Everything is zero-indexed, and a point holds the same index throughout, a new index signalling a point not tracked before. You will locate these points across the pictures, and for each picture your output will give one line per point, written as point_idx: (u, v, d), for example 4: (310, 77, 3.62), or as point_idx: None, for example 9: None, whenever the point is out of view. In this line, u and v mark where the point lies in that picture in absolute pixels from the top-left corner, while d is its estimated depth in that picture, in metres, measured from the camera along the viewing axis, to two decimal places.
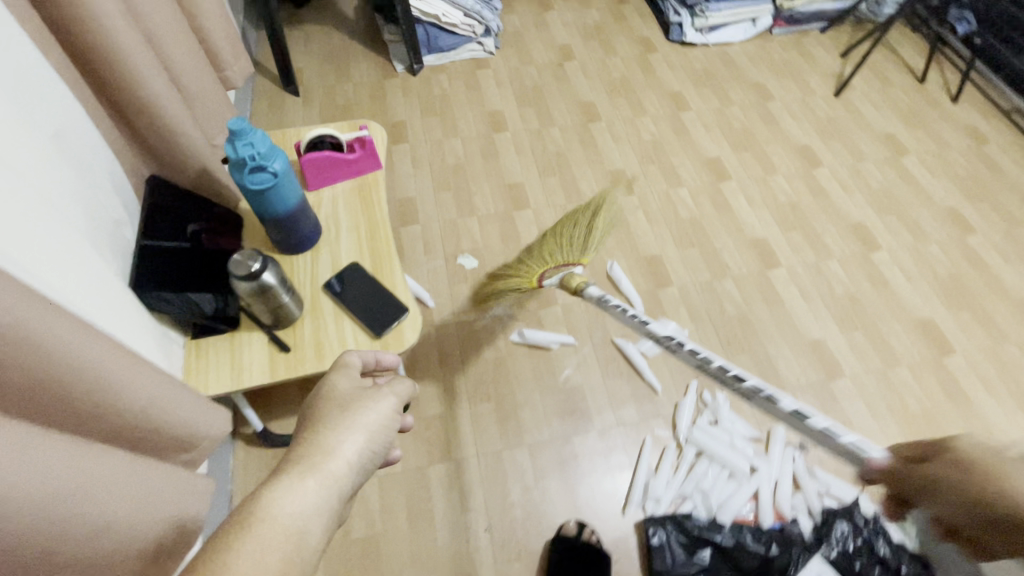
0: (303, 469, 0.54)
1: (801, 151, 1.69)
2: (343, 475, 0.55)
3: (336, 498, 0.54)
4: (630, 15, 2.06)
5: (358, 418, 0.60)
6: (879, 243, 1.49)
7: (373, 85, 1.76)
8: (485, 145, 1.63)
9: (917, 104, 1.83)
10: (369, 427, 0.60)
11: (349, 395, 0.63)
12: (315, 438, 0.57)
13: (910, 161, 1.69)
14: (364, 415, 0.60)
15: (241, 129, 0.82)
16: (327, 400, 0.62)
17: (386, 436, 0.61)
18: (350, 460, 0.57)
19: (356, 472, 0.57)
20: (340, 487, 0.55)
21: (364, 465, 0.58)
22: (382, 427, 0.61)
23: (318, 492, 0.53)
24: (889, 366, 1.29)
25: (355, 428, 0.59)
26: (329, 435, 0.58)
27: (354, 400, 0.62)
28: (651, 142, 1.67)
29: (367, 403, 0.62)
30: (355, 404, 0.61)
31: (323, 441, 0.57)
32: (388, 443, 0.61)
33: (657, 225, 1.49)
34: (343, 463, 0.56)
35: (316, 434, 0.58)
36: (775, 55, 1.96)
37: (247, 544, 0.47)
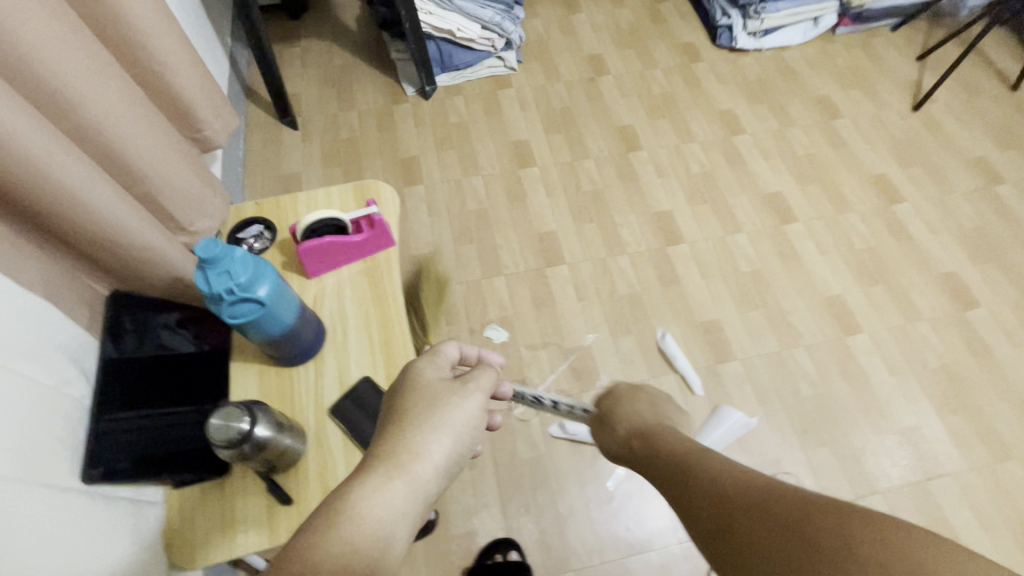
0: (390, 468, 0.51)
1: (877, 181, 1.46)
2: (429, 478, 0.52)
3: (423, 502, 0.51)
4: (670, 15, 1.81)
5: (445, 417, 0.56)
6: (976, 299, 1.28)
7: (381, 113, 1.54)
8: (511, 185, 1.42)
9: (1011, 118, 1.58)
10: (457, 429, 0.55)
11: (434, 388, 0.58)
12: (403, 436, 0.54)
13: (1006, 190, 1.45)
14: (451, 415, 0.56)
15: (215, 256, 0.64)
16: (412, 391, 0.58)
17: (473, 437, 0.57)
18: (437, 465, 0.53)
19: (442, 476, 0.54)
20: (427, 491, 0.52)
21: (450, 467, 0.55)
22: (470, 430, 0.56)
23: (405, 495, 0.50)
24: (997, 459, 1.09)
25: (442, 429, 0.55)
26: (417, 433, 0.54)
27: (440, 395, 0.57)
28: (702, 175, 1.45)
29: (454, 401, 0.57)
30: (441, 400, 0.56)
31: (411, 440, 0.53)
32: (473, 442, 0.57)
33: (714, 281, 1.29)
34: (430, 467, 0.53)
35: (402, 431, 0.54)
36: (840, 61, 1.70)
37: (337, 544, 0.45)
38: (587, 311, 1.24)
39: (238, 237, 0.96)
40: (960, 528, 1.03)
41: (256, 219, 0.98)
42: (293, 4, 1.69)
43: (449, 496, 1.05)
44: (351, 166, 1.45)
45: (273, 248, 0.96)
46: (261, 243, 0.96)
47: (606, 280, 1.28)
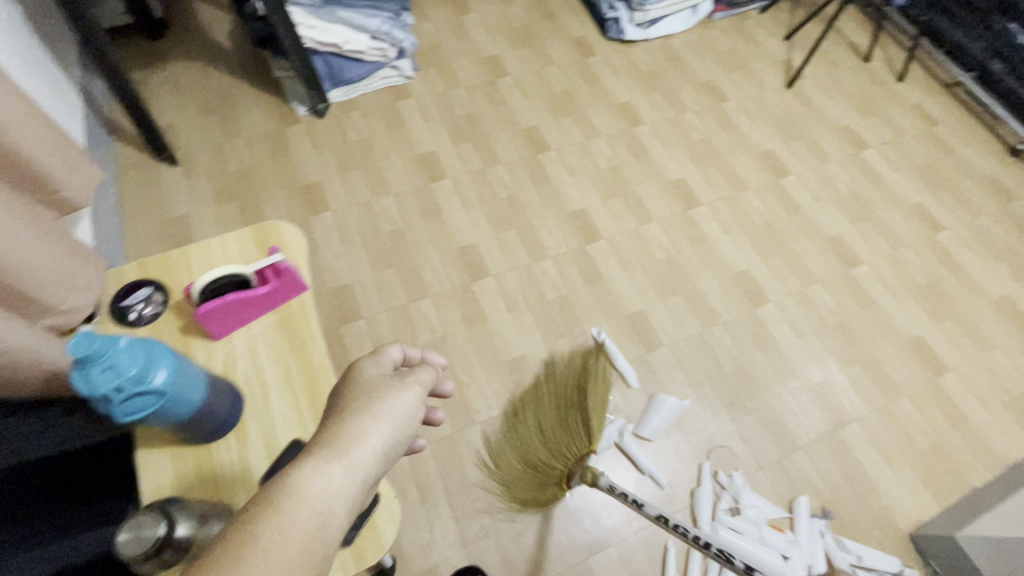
0: (325, 456, 0.46)
1: (765, 158, 1.57)
2: (367, 465, 0.47)
3: (360, 492, 0.46)
4: (559, 9, 1.82)
5: (385, 405, 0.51)
6: (858, 257, 1.42)
7: (273, 138, 1.44)
8: (424, 202, 1.38)
9: (867, 88, 1.77)
10: (398, 416, 0.50)
11: (374, 378, 0.53)
12: (340, 423, 0.49)
13: (870, 154, 1.62)
14: (392, 402, 0.51)
15: (95, 353, 0.56)
16: (353, 384, 0.53)
17: (416, 427, 0.52)
18: (377, 452, 0.48)
19: (381, 465, 0.48)
20: (365, 480, 0.47)
21: (389, 458, 0.49)
22: (412, 418, 0.51)
23: (341, 482, 0.45)
24: (890, 399, 1.23)
25: (381, 416, 0.50)
26: (354, 420, 0.49)
27: (379, 385, 0.52)
28: (611, 169, 1.49)
29: (395, 389, 0.52)
30: (383, 387, 0.52)
31: (348, 426, 0.48)
32: (416, 432, 0.52)
33: (634, 273, 1.33)
34: (370, 451, 0.47)
35: (338, 419, 0.49)
36: (720, 45, 1.80)
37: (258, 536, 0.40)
38: (518, 321, 1.24)
39: (123, 304, 0.85)
40: (869, 468, 1.15)
41: (141, 282, 0.87)
42: (152, 24, 1.52)
43: (403, 537, 1.02)
44: (247, 200, 1.34)
45: (168, 312, 0.86)
46: (151, 309, 0.86)
47: (532, 287, 1.29)
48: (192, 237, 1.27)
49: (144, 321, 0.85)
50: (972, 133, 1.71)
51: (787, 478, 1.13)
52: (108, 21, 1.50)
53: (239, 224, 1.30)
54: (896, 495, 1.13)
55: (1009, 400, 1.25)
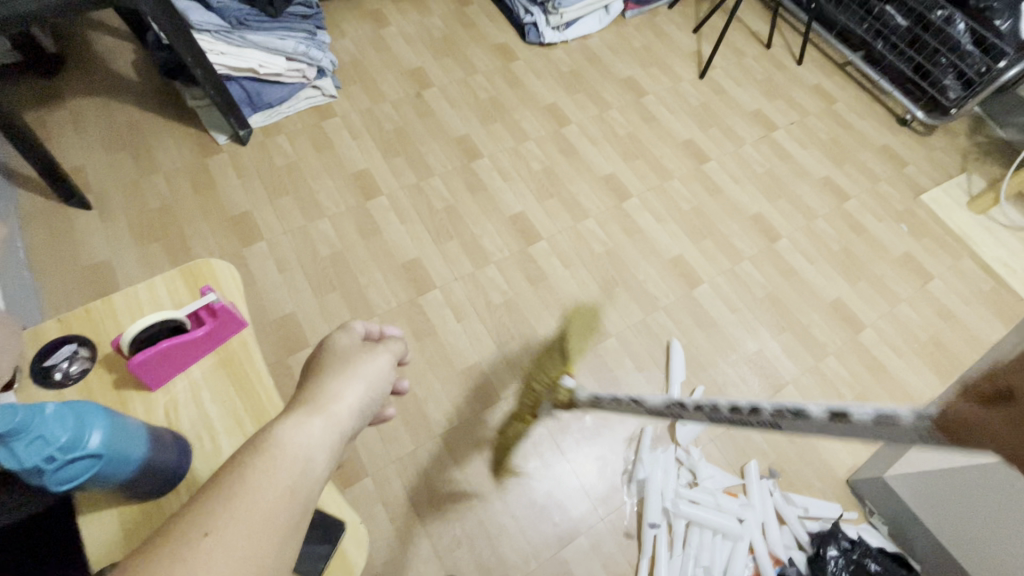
0: (308, 408, 0.50)
1: (686, 146, 1.66)
2: (346, 417, 0.52)
3: (341, 440, 0.50)
4: (477, 17, 1.85)
5: (359, 368, 0.57)
6: (778, 231, 1.53)
7: (193, 170, 1.38)
8: (362, 221, 1.36)
9: (771, 73, 1.90)
10: (372, 378, 0.57)
11: (348, 349, 0.60)
12: (320, 384, 0.54)
13: (780, 135, 1.74)
14: (363, 366, 0.57)
15: (20, 426, 0.52)
16: (328, 355, 0.59)
17: (386, 392, 0.58)
18: (353, 407, 0.53)
19: (358, 420, 0.53)
20: (344, 430, 0.51)
21: (364, 413, 0.54)
22: (382, 380, 0.58)
23: (324, 429, 0.49)
24: (818, 359, 1.34)
25: (356, 377, 0.56)
26: (333, 380, 0.54)
27: (352, 352, 0.59)
28: (544, 170, 1.53)
29: (367, 356, 0.59)
30: (354, 354, 0.58)
31: (328, 386, 0.54)
32: (385, 396, 0.58)
33: (576, 269, 1.38)
34: (347, 406, 0.52)
35: (317, 380, 0.54)
36: (634, 42, 1.88)
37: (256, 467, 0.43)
38: (469, 329, 1.26)
39: (45, 364, 0.81)
40: None
41: (63, 339, 0.83)
42: (43, 60, 1.42)
43: (375, 561, 1.01)
44: (173, 238, 1.28)
45: (98, 367, 0.83)
46: (78, 365, 0.82)
47: (479, 294, 1.31)
48: (115, 284, 1.21)
49: (72, 380, 0.81)
50: (865, 107, 1.88)
51: (736, 446, 1.21)
52: None
53: (167, 264, 1.25)
54: (832, 447, 1.23)
55: (918, 346, 1.39)
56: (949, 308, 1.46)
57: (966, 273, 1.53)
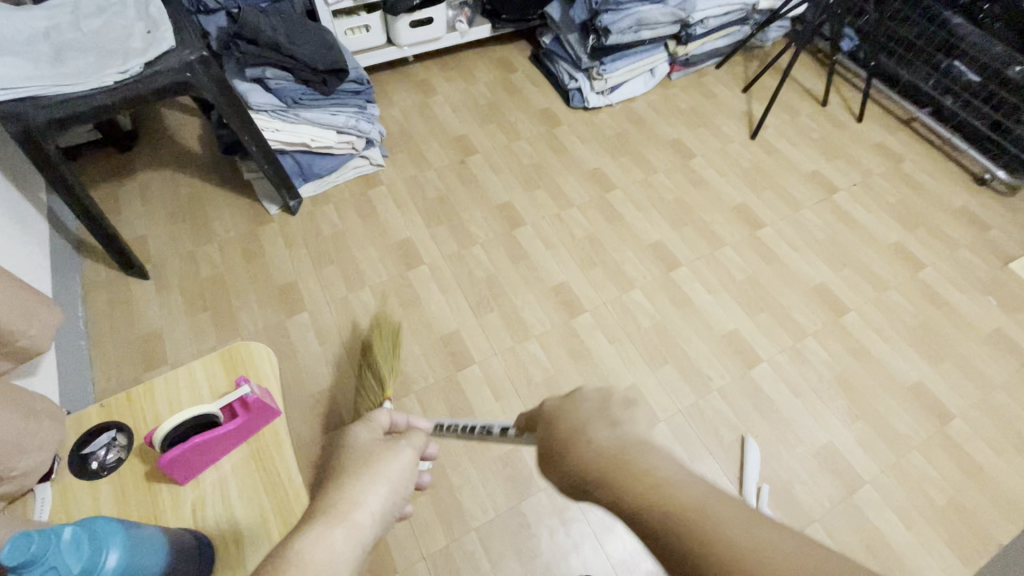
0: (332, 517, 0.58)
1: (739, 211, 1.58)
2: (367, 523, 0.59)
3: (361, 547, 0.57)
4: (523, 84, 1.87)
5: (381, 471, 0.65)
6: (846, 304, 1.41)
7: (245, 241, 1.42)
8: (403, 291, 1.35)
9: (828, 132, 1.82)
10: (392, 481, 0.65)
11: (369, 451, 0.68)
12: (348, 487, 0.62)
13: (842, 198, 1.64)
14: (386, 469, 0.66)
15: (34, 557, 0.48)
16: (352, 458, 0.69)
17: (404, 493, 0.66)
18: (374, 513, 0.60)
19: (378, 525, 0.61)
20: (366, 538, 0.58)
21: (384, 517, 0.62)
22: (401, 482, 0.66)
23: (348, 537, 0.57)
24: (901, 454, 1.18)
25: (379, 480, 0.64)
26: (355, 488, 0.62)
27: (377, 455, 0.68)
28: (588, 239, 1.48)
29: (390, 457, 0.68)
30: (378, 458, 0.67)
31: (354, 491, 0.62)
32: (403, 497, 0.66)
33: (621, 345, 1.30)
34: (367, 512, 0.60)
35: (345, 483, 0.63)
36: (680, 103, 1.86)
37: None
38: (507, 409, 1.20)
39: (84, 452, 0.81)
40: (889, 534, 1.09)
41: (105, 425, 0.84)
42: (118, 138, 1.53)
43: None
44: (220, 308, 1.31)
45: (132, 458, 0.82)
46: (114, 453, 0.82)
47: (518, 371, 1.25)
48: (164, 356, 1.23)
49: (107, 470, 0.81)
50: (939, 166, 1.75)
51: None
52: (75, 141, 1.51)
53: (212, 336, 1.27)
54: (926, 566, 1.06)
55: (1020, 444, 1.21)
56: None
57: None
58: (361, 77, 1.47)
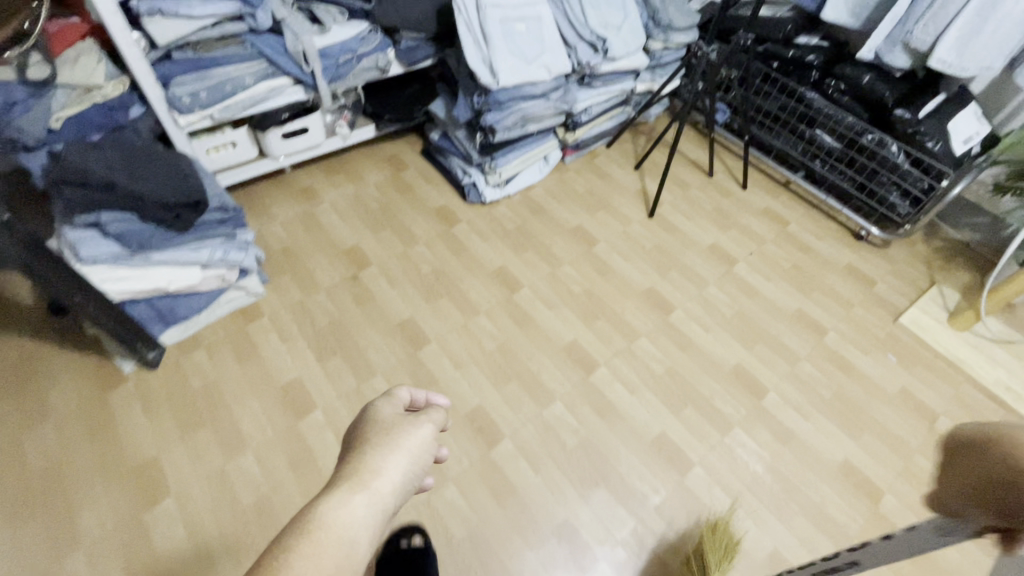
0: (354, 483, 0.54)
1: (648, 296, 1.56)
2: (388, 494, 0.55)
3: (383, 517, 0.53)
4: (415, 181, 1.79)
5: (401, 441, 0.59)
6: (762, 384, 1.40)
7: (89, 413, 1.18)
8: (293, 447, 1.17)
9: (717, 202, 1.88)
10: (414, 454, 0.59)
11: (391, 419, 0.62)
12: (364, 457, 0.57)
13: (741, 269, 1.67)
14: (405, 440, 0.59)
15: None
16: (371, 425, 0.61)
17: (425, 465, 0.60)
18: (394, 484, 0.55)
19: (401, 495, 0.56)
20: (387, 508, 0.54)
21: (405, 488, 0.57)
22: (421, 454, 0.59)
23: (368, 505, 0.52)
24: (841, 547, 1.15)
25: (398, 451, 0.58)
26: (375, 456, 0.57)
27: (396, 426, 0.61)
28: (500, 349, 1.39)
29: (410, 429, 0.61)
30: (399, 428, 0.60)
31: (371, 461, 0.56)
32: (425, 472, 0.60)
33: (547, 471, 1.19)
34: (389, 482, 0.55)
35: (363, 452, 0.57)
36: (577, 187, 1.86)
37: (306, 546, 0.48)
38: None
39: None
40: None
41: None
42: None
43: None
44: (55, 511, 1.05)
45: None
46: None
47: (438, 526, 1.10)
48: None
49: None
50: (821, 226, 1.85)
51: None
52: None
53: (44, 552, 1.01)
54: None
55: None
56: None
57: (969, 403, 1.42)
58: (222, 202, 1.31)
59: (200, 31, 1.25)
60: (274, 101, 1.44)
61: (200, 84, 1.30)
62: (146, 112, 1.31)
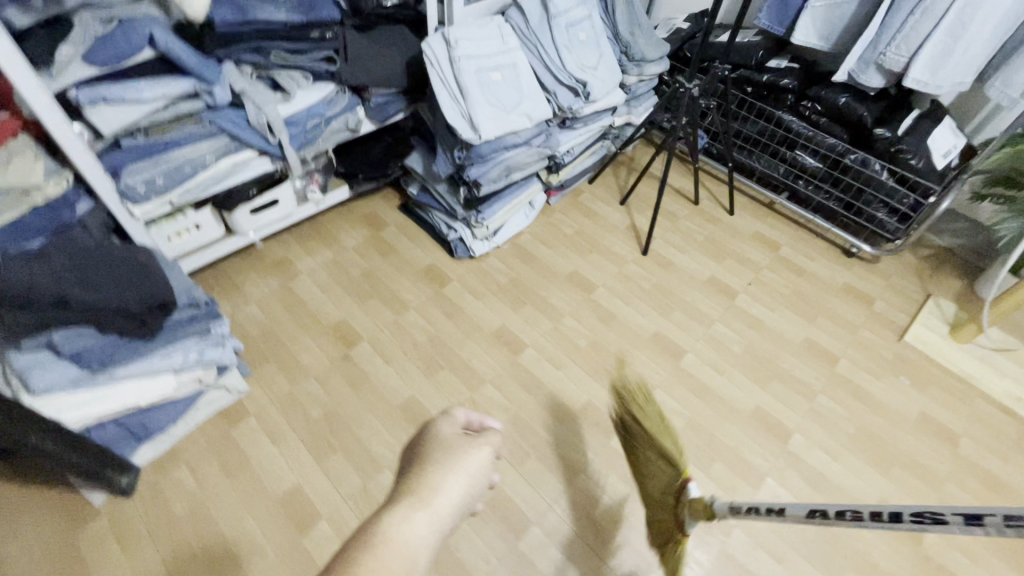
0: (416, 499, 0.59)
1: (656, 342, 1.51)
2: (447, 513, 0.59)
3: (441, 531, 0.58)
4: (397, 240, 1.69)
5: (460, 462, 0.64)
6: (785, 425, 1.36)
7: (57, 562, 1.03)
8: (302, 569, 1.05)
9: (708, 231, 1.85)
10: (473, 474, 0.63)
11: (450, 438, 0.67)
12: (423, 475, 0.62)
13: (743, 301, 1.64)
14: (464, 462, 0.64)
15: None
16: (431, 444, 0.66)
17: (483, 486, 0.64)
18: (452, 503, 0.60)
19: (456, 512, 0.60)
20: (445, 524, 0.58)
21: (463, 506, 0.61)
22: (479, 475, 0.63)
23: (428, 522, 0.57)
24: None
25: (457, 471, 0.63)
26: (435, 475, 0.62)
27: (456, 446, 0.65)
28: (513, 421, 1.30)
29: (470, 449, 0.65)
30: (459, 448, 0.65)
31: (431, 479, 0.61)
32: (482, 493, 0.64)
33: (583, 558, 1.12)
34: (448, 500, 0.60)
35: (424, 471, 0.63)
36: (566, 229, 1.80)
37: (373, 550, 0.52)
38: None
39: None
40: None
41: None
42: None
43: None
44: None
45: None
46: None
47: None
48: None
49: None
50: (812, 246, 1.84)
51: None
52: None
53: None
54: None
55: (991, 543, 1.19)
56: (992, 474, 1.31)
57: (985, 420, 1.42)
58: (193, 296, 1.18)
59: (151, 114, 1.12)
60: (239, 176, 1.33)
61: (155, 169, 1.17)
62: (95, 206, 1.14)
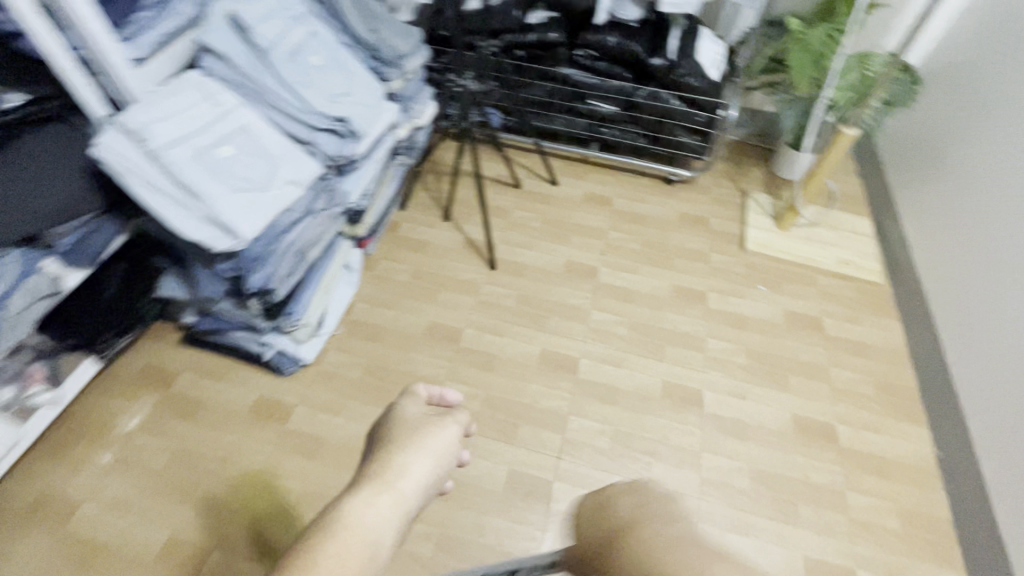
0: (380, 482, 0.60)
1: (547, 361, 1.37)
2: (411, 496, 0.60)
3: (405, 512, 0.59)
4: (199, 388, 1.29)
5: (428, 443, 0.66)
6: (693, 388, 1.34)
7: None
8: None
9: (542, 213, 1.73)
10: (437, 454, 0.65)
11: (419, 419, 0.69)
12: (391, 457, 0.63)
13: (605, 275, 1.57)
14: (430, 443, 0.66)
15: None
16: (396, 423, 0.69)
17: (449, 464, 0.67)
18: (419, 486, 0.62)
19: (421, 495, 0.62)
20: (411, 505, 0.60)
21: (428, 487, 0.63)
22: (444, 455, 0.66)
23: (393, 505, 0.58)
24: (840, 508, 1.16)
25: (424, 452, 0.64)
26: (401, 455, 0.63)
27: (422, 426, 0.68)
28: (440, 544, 1.09)
29: (436, 431, 0.68)
30: (425, 431, 0.67)
31: (398, 462, 0.63)
32: (448, 472, 0.66)
33: None
34: (413, 482, 0.61)
35: (394, 452, 0.64)
36: (400, 277, 1.53)
37: (332, 542, 0.52)
38: None
39: None
40: None
41: None
42: None
43: None
44: None
45: None
46: None
47: None
48: None
49: None
50: (639, 188, 1.83)
51: None
52: None
53: None
54: None
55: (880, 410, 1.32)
56: (855, 342, 1.45)
57: (831, 295, 1.55)
58: None
59: None
60: None
61: None
62: None
